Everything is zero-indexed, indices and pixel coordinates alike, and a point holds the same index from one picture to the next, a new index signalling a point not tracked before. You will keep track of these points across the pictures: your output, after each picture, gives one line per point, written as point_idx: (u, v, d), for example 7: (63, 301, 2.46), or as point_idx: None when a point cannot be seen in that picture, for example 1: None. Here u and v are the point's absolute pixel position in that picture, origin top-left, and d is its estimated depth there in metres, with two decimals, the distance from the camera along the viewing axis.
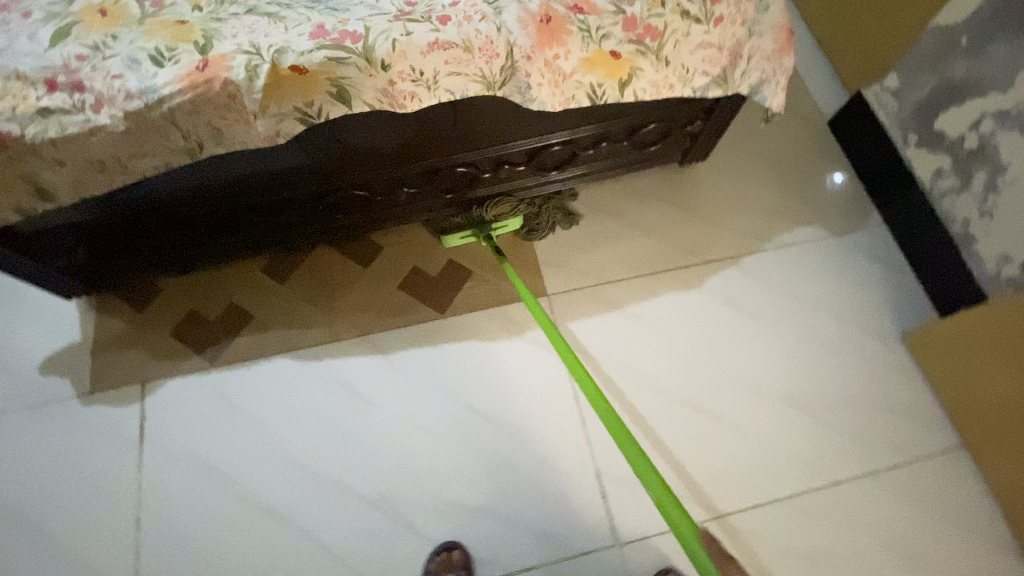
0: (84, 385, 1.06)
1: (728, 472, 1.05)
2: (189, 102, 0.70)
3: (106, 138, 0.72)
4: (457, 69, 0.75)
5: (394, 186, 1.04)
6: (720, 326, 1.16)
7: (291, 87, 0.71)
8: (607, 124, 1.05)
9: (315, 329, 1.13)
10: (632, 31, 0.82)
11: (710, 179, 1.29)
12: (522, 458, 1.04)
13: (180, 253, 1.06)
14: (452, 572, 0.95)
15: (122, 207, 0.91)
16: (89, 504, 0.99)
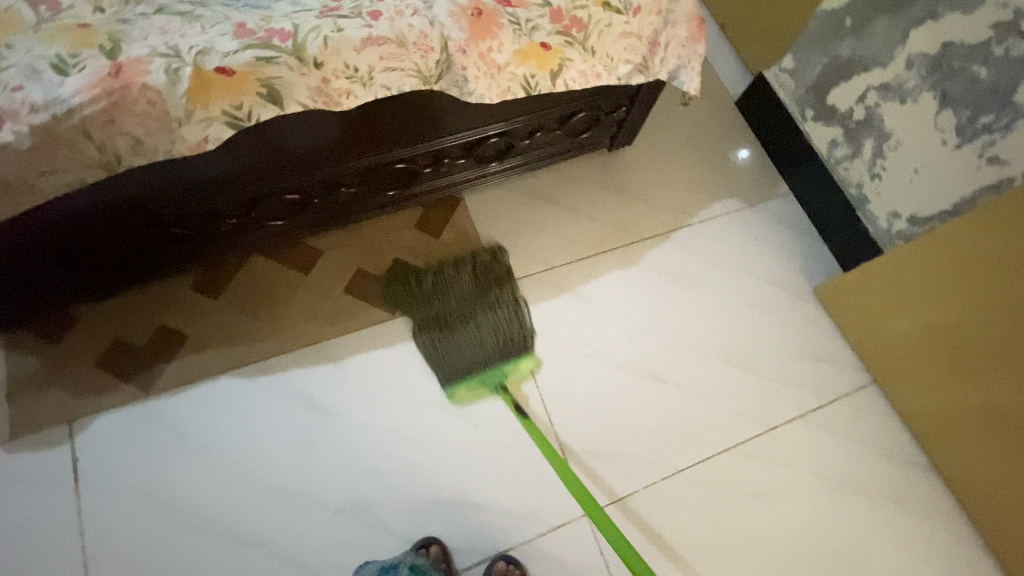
0: (1, 430, 0.97)
1: (682, 432, 1.13)
2: (104, 112, 0.65)
3: (7, 155, 0.66)
4: (394, 65, 0.75)
5: (332, 187, 1.02)
6: (662, 298, 1.23)
7: (219, 90, 0.68)
8: (540, 114, 1.08)
9: (259, 343, 1.08)
10: (559, 22, 0.86)
11: (639, 161, 1.35)
12: (491, 446, 1.06)
13: (98, 278, 0.98)
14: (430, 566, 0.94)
15: (24, 235, 0.83)
16: (22, 557, 0.91)
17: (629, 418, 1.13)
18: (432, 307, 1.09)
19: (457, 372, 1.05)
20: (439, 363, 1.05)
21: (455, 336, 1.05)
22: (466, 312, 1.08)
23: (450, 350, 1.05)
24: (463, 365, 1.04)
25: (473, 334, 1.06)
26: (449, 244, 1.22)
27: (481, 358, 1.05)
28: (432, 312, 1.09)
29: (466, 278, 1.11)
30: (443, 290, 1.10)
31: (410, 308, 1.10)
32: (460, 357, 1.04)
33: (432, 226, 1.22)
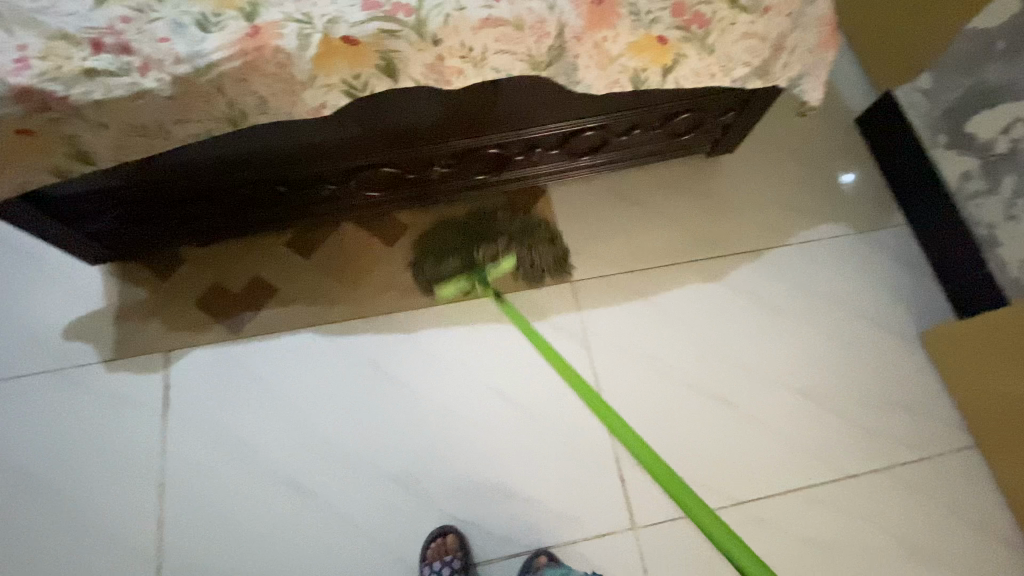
0: (107, 350, 1.06)
1: (747, 462, 1.06)
2: (238, 69, 0.69)
3: (150, 101, 0.71)
4: (507, 47, 0.75)
5: (427, 165, 1.04)
6: (742, 318, 1.16)
7: (339, 57, 0.70)
8: (642, 112, 1.05)
9: (339, 304, 1.13)
10: (679, 17, 0.82)
11: (735, 172, 1.29)
12: (544, 443, 1.04)
13: (205, 225, 1.06)
14: (448, 556, 0.95)
15: (150, 176, 0.91)
16: (106, 471, 0.98)
17: (690, 439, 1.07)
18: (463, 231, 1.16)
19: (445, 273, 1.12)
20: (435, 269, 1.12)
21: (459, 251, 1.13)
22: (482, 234, 1.15)
23: (447, 252, 1.13)
24: (450, 270, 1.11)
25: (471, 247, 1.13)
26: (528, 233, 1.21)
27: (474, 261, 1.12)
28: (459, 229, 1.17)
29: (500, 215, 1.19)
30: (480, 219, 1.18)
31: (443, 228, 1.18)
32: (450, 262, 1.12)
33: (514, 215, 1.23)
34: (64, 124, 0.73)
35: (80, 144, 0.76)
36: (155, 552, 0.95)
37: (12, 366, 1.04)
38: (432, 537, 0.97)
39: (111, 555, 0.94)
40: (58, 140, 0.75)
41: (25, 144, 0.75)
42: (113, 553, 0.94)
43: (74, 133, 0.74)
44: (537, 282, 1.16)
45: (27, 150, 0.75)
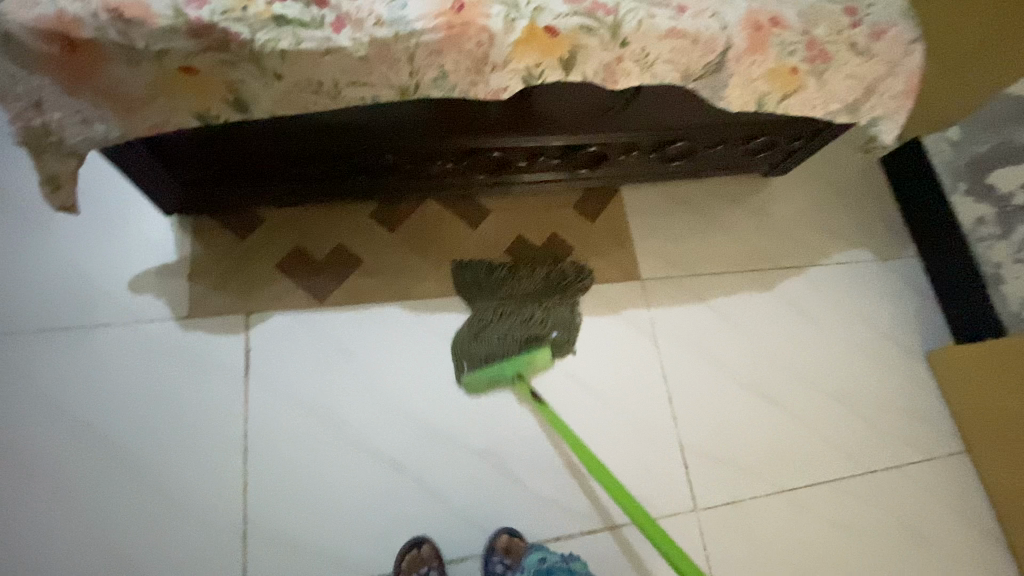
0: (182, 307, 1.01)
1: (789, 455, 1.19)
2: (437, 41, 0.69)
3: (336, 60, 0.69)
4: (675, 58, 0.80)
5: (534, 154, 1.07)
6: (785, 327, 1.29)
7: (538, 44, 0.73)
8: (734, 130, 1.13)
9: (424, 281, 1.13)
10: (809, 51, 0.89)
11: (783, 192, 1.41)
12: (615, 429, 1.12)
13: (301, 188, 1.03)
14: (424, 567, 0.94)
15: (276, 131, 0.89)
16: (188, 431, 0.96)
17: (741, 432, 1.18)
18: (494, 301, 1.13)
19: (480, 360, 1.08)
20: (469, 347, 1.09)
21: (496, 324, 1.11)
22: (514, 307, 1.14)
23: (490, 333, 1.10)
24: (486, 352, 1.09)
25: (509, 324, 1.12)
26: (603, 229, 1.27)
27: (510, 348, 1.10)
28: (495, 297, 1.14)
29: (534, 284, 1.16)
30: (513, 284, 1.15)
31: (478, 298, 1.13)
32: (490, 343, 1.10)
33: (590, 209, 1.27)
34: (232, 69, 0.69)
35: (240, 91, 0.72)
36: (240, 517, 0.93)
37: (77, 316, 0.98)
38: (407, 546, 0.95)
39: (194, 516, 0.92)
40: (220, 84, 0.71)
41: (182, 83, 0.70)
42: (197, 513, 0.92)
43: (239, 79, 0.70)
44: (611, 278, 1.23)
45: (182, 90, 0.71)
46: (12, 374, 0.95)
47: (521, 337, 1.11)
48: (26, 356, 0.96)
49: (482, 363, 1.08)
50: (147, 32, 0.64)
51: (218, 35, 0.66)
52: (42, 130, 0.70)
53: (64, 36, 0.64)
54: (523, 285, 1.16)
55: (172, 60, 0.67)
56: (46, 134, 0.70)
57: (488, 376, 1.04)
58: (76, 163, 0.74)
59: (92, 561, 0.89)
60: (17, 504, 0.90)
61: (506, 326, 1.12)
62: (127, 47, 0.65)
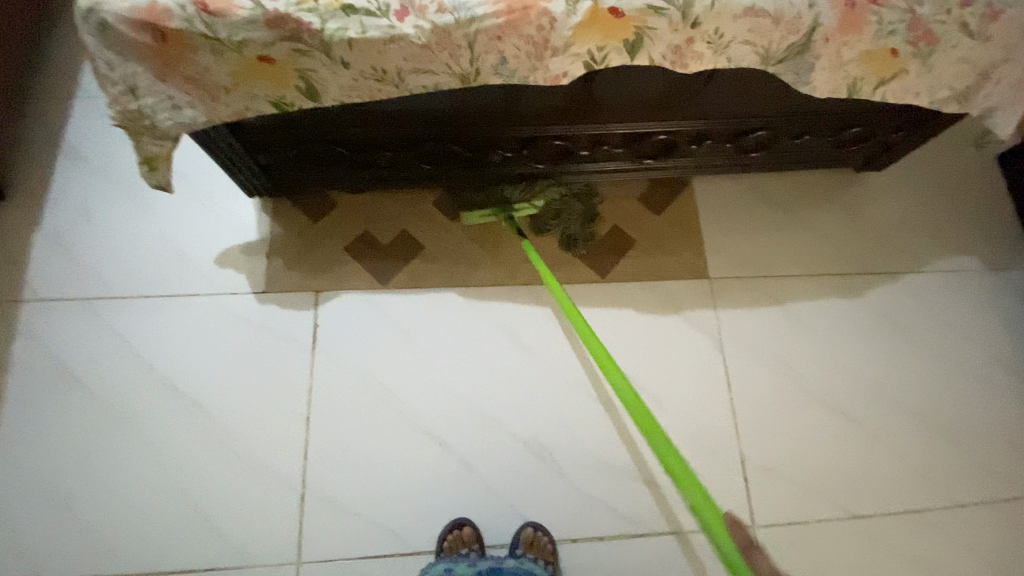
0: (259, 282, 1.09)
1: (868, 481, 1.07)
2: (498, 27, 0.69)
3: (399, 47, 0.71)
4: (753, 39, 0.74)
5: (598, 143, 1.04)
6: (872, 338, 1.16)
7: (602, 27, 0.70)
8: (821, 118, 1.03)
9: (481, 269, 1.14)
10: (914, 30, 0.78)
11: (879, 189, 1.27)
12: (670, 433, 1.07)
13: (368, 173, 1.07)
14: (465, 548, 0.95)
15: (346, 118, 0.93)
16: (258, 397, 1.03)
17: (812, 449, 1.08)
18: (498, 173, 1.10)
19: (476, 202, 1.15)
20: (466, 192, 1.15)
21: (496, 190, 1.13)
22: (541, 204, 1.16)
23: (487, 187, 1.13)
24: (482, 199, 1.14)
25: (510, 190, 1.13)
26: (669, 224, 1.21)
27: (507, 201, 1.13)
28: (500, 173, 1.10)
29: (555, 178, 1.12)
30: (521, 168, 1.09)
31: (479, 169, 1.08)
32: (487, 192, 1.14)
33: (656, 201, 1.22)
34: (304, 58, 0.73)
35: (311, 79, 0.75)
36: (300, 480, 0.99)
37: (168, 284, 1.08)
38: (452, 525, 0.97)
39: (258, 476, 0.99)
40: (294, 72, 0.75)
41: (259, 71, 0.75)
42: (260, 473, 0.99)
43: (311, 67, 0.74)
44: (675, 275, 1.17)
45: (259, 78, 0.76)
46: (114, 332, 1.05)
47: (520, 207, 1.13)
48: (126, 317, 1.05)
49: (473, 203, 1.15)
50: (229, 22, 0.69)
51: (292, 25, 0.69)
52: (136, 114, 0.76)
53: (156, 27, 0.69)
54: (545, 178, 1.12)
55: (251, 49, 0.72)
56: (140, 117, 0.77)
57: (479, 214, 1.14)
58: (168, 145, 0.81)
59: (171, 506, 0.97)
60: (111, 449, 0.99)
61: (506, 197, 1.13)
62: (211, 37, 0.70)
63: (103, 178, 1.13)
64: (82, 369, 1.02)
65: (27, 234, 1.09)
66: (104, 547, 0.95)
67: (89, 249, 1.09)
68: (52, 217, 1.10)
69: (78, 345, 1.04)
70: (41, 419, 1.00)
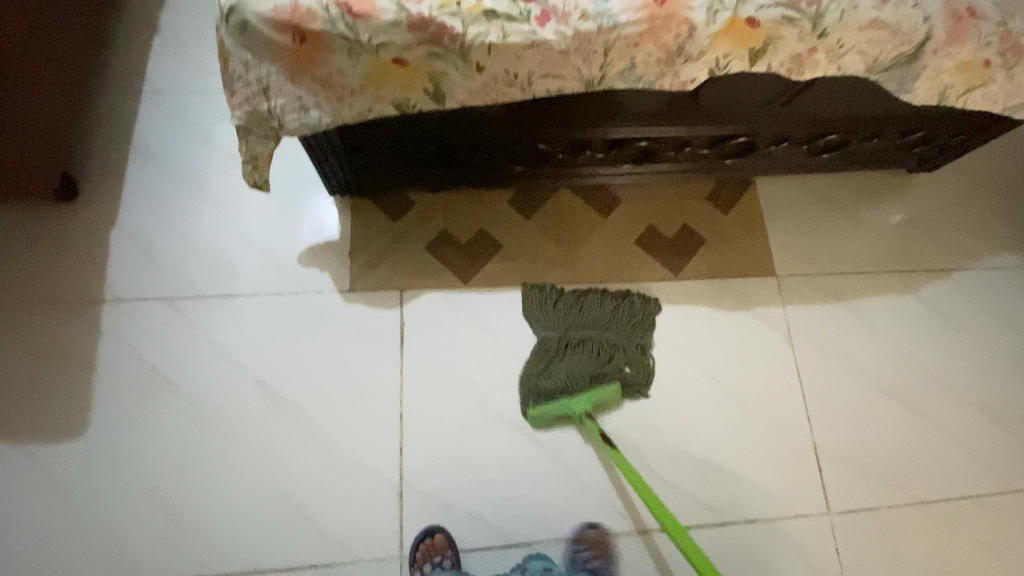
0: (344, 281, 1.10)
1: (930, 469, 1.13)
2: (638, 34, 0.71)
3: (537, 52, 0.72)
4: (867, 50, 0.78)
5: (681, 145, 1.07)
6: (930, 332, 1.21)
7: (733, 37, 0.73)
8: (892, 123, 1.08)
9: (560, 267, 1.16)
10: (1005, 42, 0.82)
11: (930, 189, 1.32)
12: (748, 426, 1.11)
13: (454, 172, 1.08)
14: (437, 557, 0.95)
15: (448, 121, 0.94)
16: (350, 395, 1.04)
17: (878, 439, 1.13)
18: (566, 318, 1.11)
19: (546, 396, 1.05)
20: (531, 383, 1.06)
21: (569, 356, 1.09)
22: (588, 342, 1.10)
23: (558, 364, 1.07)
24: (553, 388, 1.06)
25: (587, 355, 1.09)
26: (736, 222, 1.24)
27: (577, 379, 1.06)
28: (567, 325, 1.11)
29: (619, 315, 1.13)
30: (583, 311, 1.12)
31: (544, 316, 1.11)
32: (556, 374, 1.07)
33: (722, 201, 1.25)
34: (438, 62, 0.74)
35: (442, 82, 0.76)
36: (397, 477, 1.00)
37: (254, 282, 1.08)
38: (422, 534, 0.97)
39: (356, 474, 1.00)
40: (425, 75, 0.76)
41: (391, 73, 0.75)
42: (358, 471, 1.00)
43: (443, 70, 0.75)
44: (745, 272, 1.21)
45: (390, 80, 0.76)
46: (201, 332, 1.04)
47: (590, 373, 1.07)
48: (212, 317, 1.05)
49: (542, 399, 1.05)
50: (372, 24, 0.70)
51: (434, 29, 0.70)
52: (264, 115, 0.76)
53: (298, 28, 0.69)
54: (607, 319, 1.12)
55: (389, 53, 0.72)
56: (267, 119, 0.77)
57: (553, 411, 1.03)
58: (271, 144, 0.80)
59: (271, 507, 0.97)
60: (207, 451, 0.99)
61: (583, 357, 1.09)
62: (351, 39, 0.71)
63: (180, 178, 1.13)
64: (172, 367, 1.02)
65: (105, 233, 1.08)
66: (206, 549, 0.94)
67: (170, 249, 1.08)
68: (132, 215, 1.09)
69: (163, 347, 1.03)
70: (128, 422, 0.99)
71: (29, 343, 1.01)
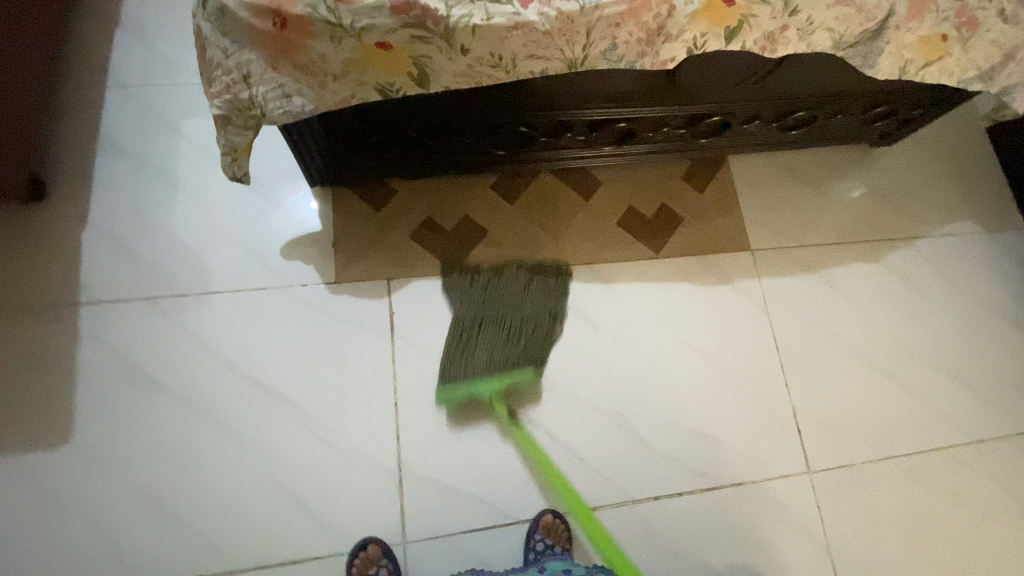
0: (330, 272, 1.09)
1: (898, 425, 1.20)
2: (620, 14, 0.73)
3: (521, 33, 0.73)
4: (834, 28, 0.81)
5: (658, 125, 1.09)
6: (894, 297, 1.28)
7: (710, 15, 0.76)
8: (854, 98, 1.13)
9: (545, 251, 1.18)
10: (959, 17, 0.86)
11: (889, 162, 1.39)
12: (732, 395, 1.16)
13: (436, 158, 1.07)
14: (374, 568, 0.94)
15: (429, 108, 0.93)
16: (342, 385, 1.03)
17: (851, 400, 1.20)
18: (483, 291, 1.12)
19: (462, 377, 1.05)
20: (448, 362, 1.05)
21: (484, 333, 1.08)
22: (499, 284, 1.12)
23: (476, 346, 1.07)
24: (470, 370, 1.05)
25: (502, 328, 1.08)
26: (713, 199, 1.28)
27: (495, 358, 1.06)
28: (481, 298, 1.11)
29: (534, 286, 1.14)
30: (498, 285, 1.12)
31: (460, 294, 1.11)
32: (472, 360, 1.06)
33: (699, 180, 1.29)
34: (422, 46, 0.74)
35: (426, 66, 0.76)
36: (396, 464, 1.01)
37: (236, 278, 1.06)
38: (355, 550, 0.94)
39: (353, 464, 1.00)
40: (409, 59, 0.75)
41: (376, 58, 0.75)
42: (354, 460, 1.00)
43: (427, 53, 0.75)
44: (724, 248, 1.25)
45: (375, 65, 0.76)
46: (185, 331, 1.02)
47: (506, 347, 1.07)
48: (194, 315, 1.03)
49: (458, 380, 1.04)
50: (355, 7, 0.69)
51: (418, 12, 0.70)
52: (246, 103, 0.74)
53: (279, 12, 0.68)
54: (538, 317, 1.11)
55: (371, 37, 0.72)
56: (249, 106, 0.75)
57: (464, 394, 1.04)
58: (251, 135, 0.79)
59: (267, 504, 0.96)
60: (199, 449, 0.97)
61: (499, 332, 1.08)
62: (332, 23, 0.70)
63: (152, 174, 1.10)
64: (156, 369, 0.99)
65: (76, 233, 1.05)
66: (204, 548, 0.93)
67: (147, 245, 1.05)
68: (104, 214, 1.07)
69: (147, 347, 1.00)
70: (113, 424, 0.97)
71: (6, 348, 0.99)
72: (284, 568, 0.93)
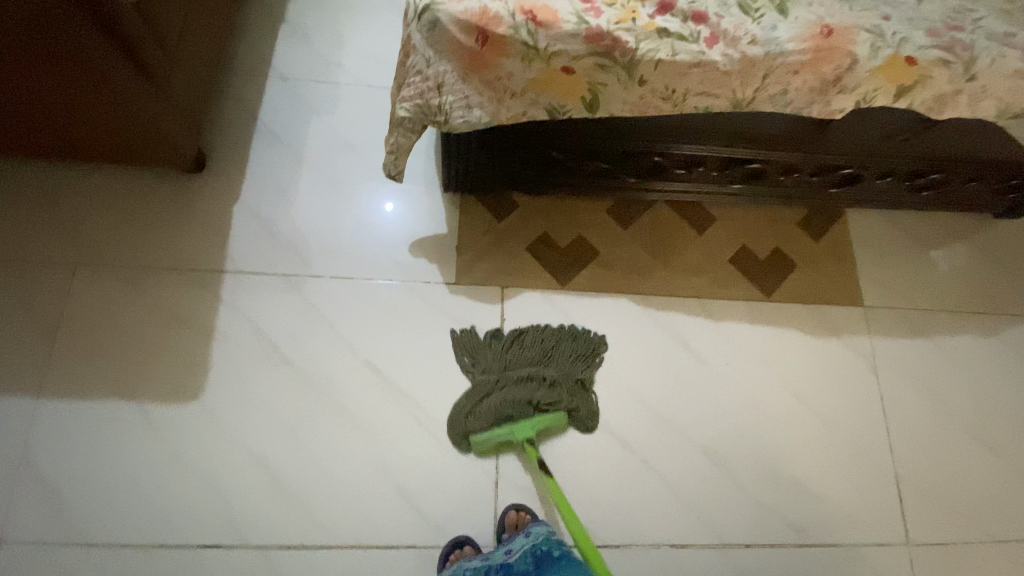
0: (450, 274, 1.14)
1: (1007, 507, 1.13)
2: (800, 62, 0.76)
3: (701, 73, 0.77)
4: (1009, 97, 0.81)
5: (786, 171, 1.10)
6: (1012, 373, 1.23)
7: (887, 72, 0.78)
8: (994, 167, 1.11)
9: (655, 279, 1.19)
10: None
11: (1014, 234, 1.34)
12: (831, 450, 1.13)
13: (563, 177, 1.10)
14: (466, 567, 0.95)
15: (575, 129, 0.99)
16: (452, 383, 1.07)
17: (957, 473, 1.15)
18: (504, 358, 1.07)
19: (485, 421, 1.02)
20: (467, 421, 1.02)
21: (508, 389, 1.04)
22: (535, 340, 1.09)
23: (504, 407, 1.02)
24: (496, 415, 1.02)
25: (526, 391, 1.04)
26: (827, 249, 1.27)
27: (522, 412, 1.02)
28: (503, 366, 1.06)
29: (561, 346, 1.10)
30: (522, 348, 1.08)
31: (480, 358, 1.07)
32: (501, 412, 1.02)
33: (813, 228, 1.28)
34: (603, 75, 0.78)
35: (600, 92, 0.80)
36: (494, 468, 1.03)
37: (366, 267, 1.12)
38: (450, 545, 0.96)
39: (454, 461, 1.02)
40: (586, 84, 0.79)
41: (557, 81, 0.79)
42: (455, 457, 1.03)
43: (604, 82, 0.79)
44: (835, 299, 1.23)
45: (553, 86, 0.80)
46: (314, 309, 1.08)
47: (524, 399, 1.03)
48: (326, 296, 1.09)
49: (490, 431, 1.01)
50: (552, 33, 0.74)
51: (608, 42, 0.75)
52: (433, 109, 0.80)
53: (484, 30, 0.74)
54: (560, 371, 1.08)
55: (559, 61, 0.76)
56: (435, 112, 0.81)
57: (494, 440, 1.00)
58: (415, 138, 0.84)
59: (370, 486, 1.00)
60: (316, 420, 1.02)
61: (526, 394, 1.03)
62: (528, 44, 0.75)
63: (299, 160, 1.18)
64: (285, 341, 1.06)
65: (230, 207, 1.13)
66: (310, 517, 0.97)
67: (288, 225, 1.13)
68: (253, 191, 1.14)
69: (280, 320, 1.07)
70: (239, 388, 1.02)
71: (152, 303, 1.05)
72: (382, 552, 0.96)
